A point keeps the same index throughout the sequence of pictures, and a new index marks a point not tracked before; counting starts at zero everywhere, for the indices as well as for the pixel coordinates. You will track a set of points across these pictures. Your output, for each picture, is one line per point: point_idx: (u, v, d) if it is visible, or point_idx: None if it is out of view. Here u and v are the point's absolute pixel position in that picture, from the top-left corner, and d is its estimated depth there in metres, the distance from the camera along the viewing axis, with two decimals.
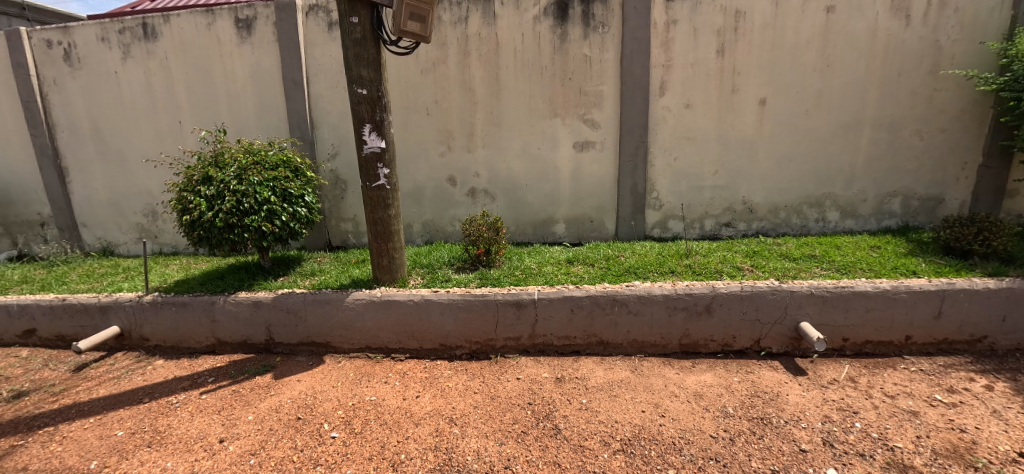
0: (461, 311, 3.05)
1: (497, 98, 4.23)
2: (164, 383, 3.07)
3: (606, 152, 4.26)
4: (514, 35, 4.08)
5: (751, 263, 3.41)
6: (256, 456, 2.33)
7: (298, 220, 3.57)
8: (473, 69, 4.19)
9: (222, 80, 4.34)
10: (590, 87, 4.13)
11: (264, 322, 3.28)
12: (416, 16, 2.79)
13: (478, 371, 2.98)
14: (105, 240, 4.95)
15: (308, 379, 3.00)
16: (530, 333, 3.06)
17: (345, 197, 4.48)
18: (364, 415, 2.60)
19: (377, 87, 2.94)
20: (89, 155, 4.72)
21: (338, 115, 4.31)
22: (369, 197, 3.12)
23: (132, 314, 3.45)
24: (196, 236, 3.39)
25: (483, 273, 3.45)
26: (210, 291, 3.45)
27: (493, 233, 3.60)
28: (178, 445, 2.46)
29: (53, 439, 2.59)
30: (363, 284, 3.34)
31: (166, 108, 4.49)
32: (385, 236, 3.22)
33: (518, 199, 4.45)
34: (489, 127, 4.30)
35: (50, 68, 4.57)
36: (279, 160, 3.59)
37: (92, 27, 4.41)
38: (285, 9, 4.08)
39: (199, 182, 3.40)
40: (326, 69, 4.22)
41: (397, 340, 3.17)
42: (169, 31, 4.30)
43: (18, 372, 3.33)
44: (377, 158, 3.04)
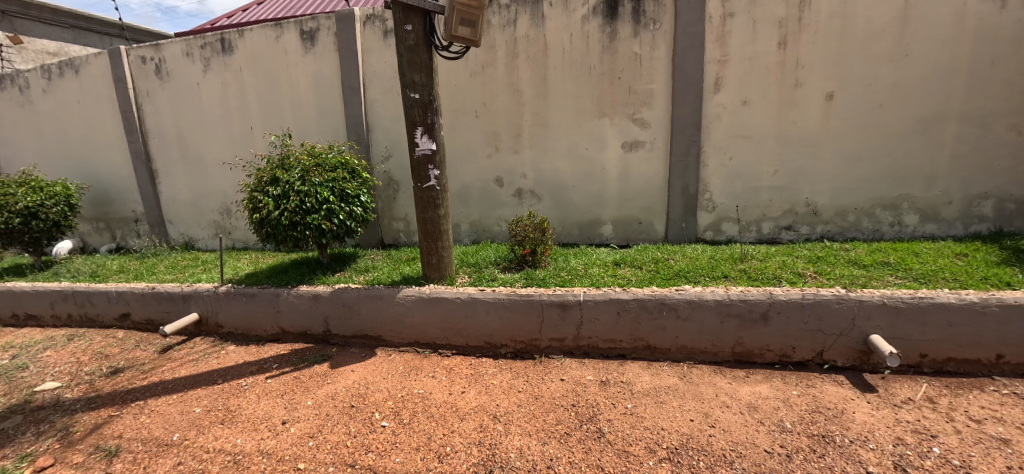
0: (506, 311, 3.09)
1: (544, 98, 4.24)
2: (235, 367, 3.35)
3: (656, 152, 4.14)
4: (562, 36, 4.08)
5: (815, 270, 3.19)
6: (314, 439, 2.50)
7: (354, 219, 3.77)
8: (520, 71, 4.24)
9: (288, 88, 4.66)
10: (639, 85, 4.04)
11: (322, 314, 3.49)
12: (466, 20, 2.86)
13: (523, 370, 3.01)
14: (187, 235, 5.46)
15: (361, 369, 3.16)
16: (574, 334, 3.04)
17: (397, 197, 4.66)
18: (412, 407, 2.70)
19: (428, 91, 3.05)
20: (174, 160, 5.23)
21: (391, 119, 4.50)
22: (420, 197, 3.24)
23: (208, 303, 3.79)
24: (264, 232, 3.67)
25: (529, 273, 3.48)
26: (276, 283, 3.72)
27: (539, 234, 3.62)
28: (246, 425, 2.68)
29: (143, 412, 2.92)
30: (413, 281, 3.47)
31: (239, 115, 4.89)
32: (434, 235, 3.33)
33: (564, 199, 4.43)
34: (536, 128, 4.32)
35: (144, 82, 5.12)
36: (337, 162, 3.82)
37: (179, 44, 4.89)
38: (344, 20, 4.31)
39: (267, 183, 3.67)
40: (381, 75, 4.41)
41: (444, 336, 3.26)
42: (243, 45, 4.68)
43: (115, 351, 3.77)
44: (428, 159, 3.15)
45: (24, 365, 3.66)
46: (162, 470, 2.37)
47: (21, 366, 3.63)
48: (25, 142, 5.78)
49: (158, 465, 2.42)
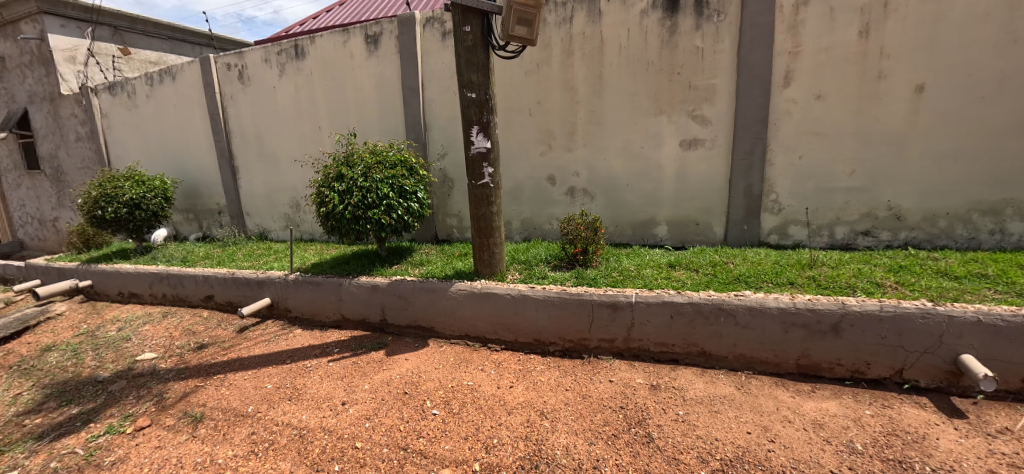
0: (556, 309, 3.09)
1: (599, 96, 4.19)
2: (301, 349, 3.62)
3: (717, 150, 3.95)
4: (619, 31, 4.00)
5: (896, 280, 2.91)
6: (370, 421, 2.65)
7: (411, 214, 3.93)
8: (575, 68, 4.20)
9: (353, 90, 4.93)
10: (700, 81, 3.87)
11: (380, 304, 3.68)
12: (523, 20, 2.89)
13: (572, 369, 3.00)
14: (261, 226, 5.94)
15: (414, 358, 3.29)
16: (625, 336, 2.99)
17: (451, 194, 4.79)
18: (461, 397, 2.78)
19: (484, 90, 3.12)
20: (253, 157, 5.71)
21: (448, 118, 4.62)
22: (473, 194, 3.32)
23: (279, 289, 4.11)
24: (329, 225, 3.92)
25: (580, 272, 3.45)
26: (339, 273, 3.96)
27: (591, 233, 3.59)
28: (311, 402, 2.89)
29: (223, 384, 3.23)
30: (465, 276, 3.55)
31: (309, 115, 5.24)
32: (487, 232, 3.40)
33: (617, 198, 4.35)
34: (589, 126, 4.28)
35: (228, 86, 5.62)
36: (397, 159, 3.99)
37: (259, 51, 5.33)
38: (406, 23, 4.49)
39: (333, 179, 3.92)
40: (439, 75, 4.54)
41: (494, 331, 3.32)
42: (314, 50, 5.01)
43: (201, 328, 4.20)
44: (483, 157, 3.21)
45: (129, 337, 4.19)
46: (239, 438, 2.63)
47: (126, 338, 4.15)
48: (132, 141, 6.56)
49: (236, 433, 2.68)
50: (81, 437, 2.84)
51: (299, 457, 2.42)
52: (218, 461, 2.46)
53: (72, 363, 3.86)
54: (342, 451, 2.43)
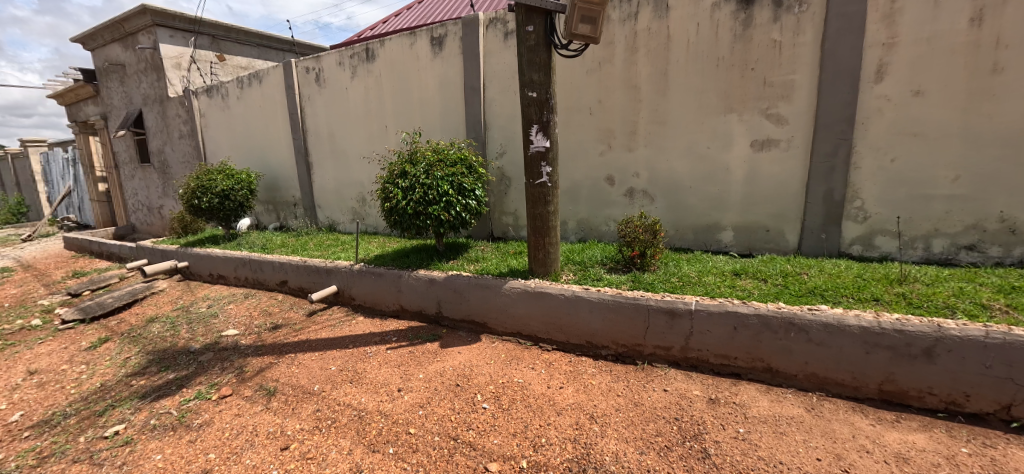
0: (610, 312, 3.03)
1: (663, 94, 4.04)
2: (362, 335, 3.84)
3: (793, 151, 3.67)
4: (687, 26, 3.84)
5: (1008, 302, 2.54)
6: (423, 409, 2.76)
7: (468, 211, 4.04)
8: (639, 66, 4.09)
9: (418, 90, 5.14)
10: (777, 77, 3.61)
11: (436, 297, 3.81)
12: (587, 18, 2.86)
13: (624, 374, 2.93)
14: (331, 219, 6.35)
15: (467, 352, 3.38)
16: (682, 345, 2.86)
17: (508, 192, 4.83)
18: (511, 394, 2.81)
19: (545, 89, 3.12)
20: (326, 154, 6.13)
21: (507, 117, 4.65)
22: (531, 193, 3.35)
23: (345, 278, 4.39)
24: (392, 219, 4.12)
25: (637, 276, 3.36)
26: (399, 266, 4.15)
27: (650, 236, 3.48)
28: (370, 386, 3.06)
29: (293, 363, 3.50)
30: (519, 274, 3.58)
31: (377, 115, 5.53)
32: (543, 231, 3.41)
33: (679, 201, 4.18)
34: (652, 126, 4.14)
35: (306, 88, 6.07)
36: (457, 158, 4.11)
37: (334, 55, 5.71)
38: (470, 24, 4.59)
39: (397, 175, 4.11)
40: (500, 75, 4.58)
41: (546, 331, 3.32)
42: (384, 52, 5.28)
43: (276, 310, 4.59)
44: (541, 157, 3.22)
45: (216, 314, 4.67)
46: (305, 413, 2.85)
47: (214, 315, 4.64)
48: (224, 138, 7.28)
49: (303, 409, 2.90)
50: (176, 399, 3.21)
51: (357, 437, 2.57)
52: (287, 433, 2.68)
53: (170, 333, 4.38)
54: (397, 435, 2.55)
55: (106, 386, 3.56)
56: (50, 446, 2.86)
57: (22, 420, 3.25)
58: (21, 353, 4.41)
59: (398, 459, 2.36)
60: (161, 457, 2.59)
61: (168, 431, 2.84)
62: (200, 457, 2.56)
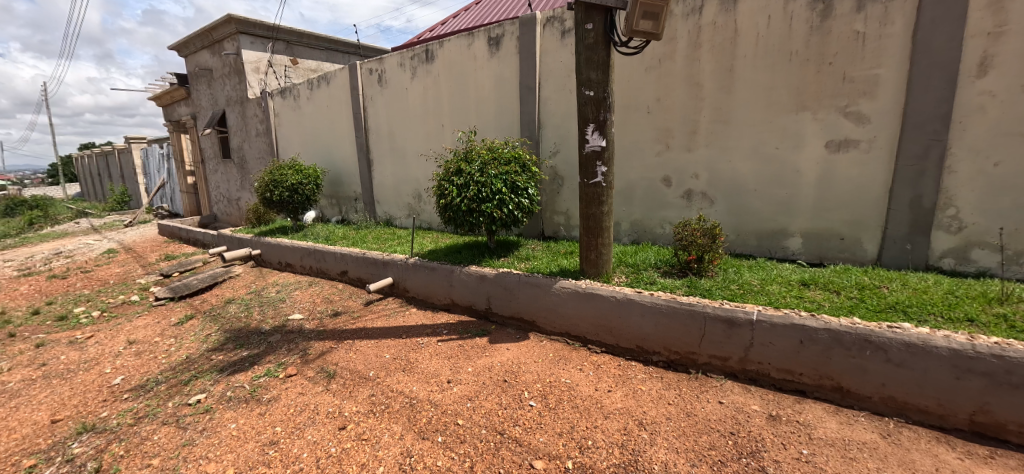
0: (663, 317, 2.94)
1: (727, 92, 3.85)
2: (415, 326, 3.99)
3: (875, 153, 3.35)
4: (756, 20, 3.63)
5: None
6: (471, 402, 2.82)
7: (521, 209, 4.07)
8: (701, 63, 3.92)
9: (474, 90, 5.24)
10: (859, 71, 3.32)
11: (486, 293, 3.88)
12: (649, 13, 2.79)
13: (676, 383, 2.83)
14: (388, 214, 6.65)
15: (515, 349, 3.41)
16: (741, 356, 2.72)
17: (560, 192, 4.81)
18: (559, 394, 2.80)
19: (603, 88, 3.09)
20: (385, 152, 6.42)
21: (562, 116, 4.63)
22: (585, 193, 3.33)
23: (401, 271, 4.58)
24: (446, 215, 4.24)
25: (693, 281, 3.23)
26: (452, 261, 4.28)
27: (709, 240, 3.34)
28: (421, 376, 3.18)
29: (351, 349, 3.71)
30: (570, 274, 3.56)
31: (434, 114, 5.71)
32: (596, 231, 3.37)
33: (742, 204, 3.98)
34: (714, 125, 3.96)
35: (369, 88, 6.38)
36: (511, 156, 4.15)
37: (395, 57, 5.95)
38: (527, 24, 4.61)
39: (453, 173, 4.23)
40: (556, 73, 4.55)
41: (595, 333, 3.28)
42: (442, 53, 5.44)
43: (336, 298, 4.88)
44: (597, 156, 3.20)
45: (284, 299, 5.04)
46: (361, 397, 3.01)
47: (283, 300, 5.02)
48: (295, 136, 7.83)
49: (359, 392, 3.07)
50: (249, 375, 3.51)
51: (408, 423, 2.68)
52: (345, 414, 2.85)
53: (244, 314, 4.79)
54: (445, 425, 2.63)
55: (191, 358, 3.96)
56: (145, 408, 3.23)
57: (123, 383, 3.69)
58: (123, 325, 5.01)
59: (446, 447, 2.44)
60: (235, 426, 2.85)
61: (241, 403, 3.12)
62: (268, 429, 2.78)
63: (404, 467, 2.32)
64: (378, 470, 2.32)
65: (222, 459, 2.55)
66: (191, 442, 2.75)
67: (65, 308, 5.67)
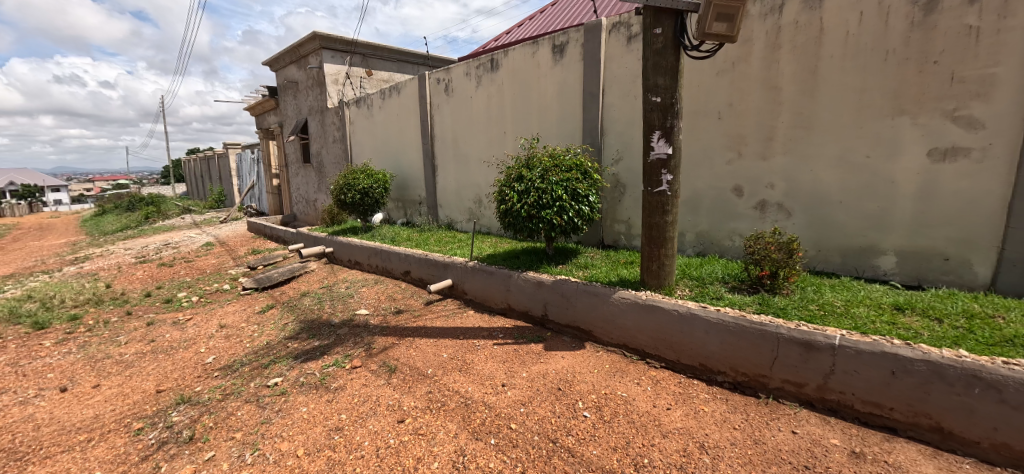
0: (731, 336, 2.77)
1: (810, 95, 3.57)
2: (472, 328, 4.09)
3: (991, 163, 2.93)
4: (846, 17, 3.34)
5: None
6: (525, 407, 2.83)
7: (581, 217, 4.05)
8: (781, 65, 3.68)
9: (537, 97, 5.31)
10: (972, 71, 2.92)
11: (543, 300, 3.90)
12: (723, 15, 2.67)
13: (743, 406, 2.65)
14: (449, 218, 6.88)
15: (570, 357, 3.39)
16: (819, 384, 2.49)
17: (622, 200, 4.70)
18: (614, 407, 2.74)
19: (671, 94, 3.01)
20: (449, 158, 6.67)
21: (625, 123, 4.54)
22: (648, 202, 3.24)
23: (460, 273, 4.72)
24: (506, 221, 4.32)
25: (765, 298, 3.02)
26: (510, 266, 4.34)
27: (784, 255, 3.10)
28: (477, 377, 3.25)
29: (411, 346, 3.88)
30: (630, 285, 3.47)
31: (497, 121, 5.85)
32: (659, 242, 3.26)
33: (824, 217, 3.66)
34: (793, 131, 3.69)
35: (436, 97, 6.67)
36: (573, 164, 4.14)
37: (462, 66, 6.18)
38: (592, 31, 4.59)
39: (514, 179, 4.30)
40: (620, 79, 4.48)
41: (655, 347, 3.17)
42: (507, 62, 5.57)
43: (399, 296, 5.14)
44: (662, 164, 3.11)
45: (352, 295, 5.39)
46: (419, 393, 3.13)
47: (351, 295, 5.36)
48: (367, 143, 8.36)
49: (418, 388, 3.20)
50: (320, 363, 3.80)
51: (463, 422, 2.76)
52: (403, 408, 2.98)
53: (317, 307, 5.19)
54: (499, 427, 2.67)
55: (271, 344, 4.35)
56: (231, 386, 3.60)
57: (214, 362, 4.14)
58: (216, 310, 5.63)
59: (498, 450, 2.47)
60: (306, 410, 3.09)
61: (312, 389, 3.37)
62: (334, 415, 2.98)
63: (457, 465, 2.38)
64: (432, 466, 2.40)
65: (294, 439, 2.77)
66: (268, 421, 3.02)
67: (171, 292, 6.48)
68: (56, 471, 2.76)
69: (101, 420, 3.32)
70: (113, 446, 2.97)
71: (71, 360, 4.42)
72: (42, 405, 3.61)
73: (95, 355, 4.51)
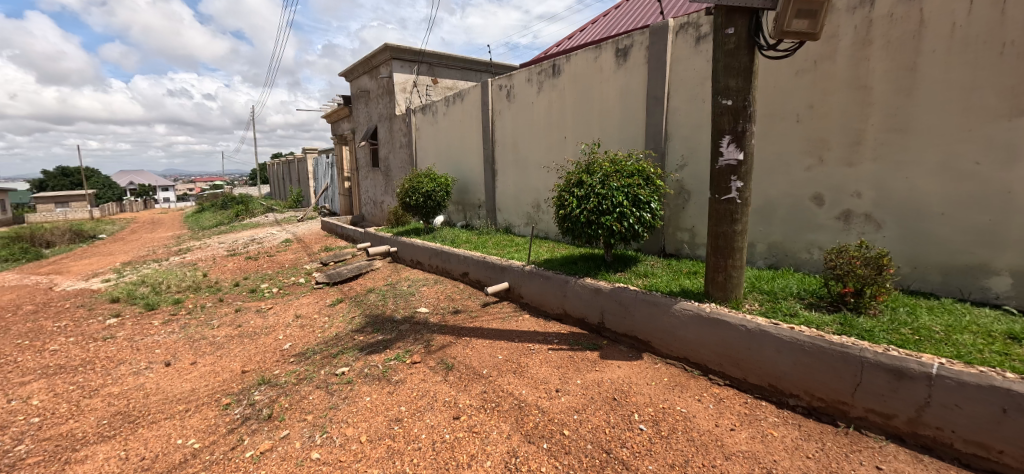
0: (806, 356, 2.56)
1: (905, 95, 3.22)
2: (527, 332, 4.13)
3: None
4: (953, 7, 2.98)
5: None
6: (579, 414, 2.81)
7: (642, 224, 3.95)
8: (871, 62, 3.35)
9: (598, 101, 5.26)
10: None
11: (600, 307, 3.84)
12: (805, 11, 2.49)
13: (818, 434, 2.44)
14: (508, 222, 7.00)
15: (626, 368, 3.31)
16: (912, 417, 2.23)
17: (686, 207, 4.52)
18: (672, 422, 2.64)
19: (743, 96, 2.86)
20: (509, 163, 6.79)
21: (692, 127, 4.37)
22: (716, 210, 3.10)
23: (517, 277, 4.78)
24: (564, 226, 4.31)
25: (848, 318, 2.76)
26: (567, 272, 4.33)
27: (872, 272, 2.82)
28: (531, 381, 3.28)
29: (468, 345, 3.99)
30: (692, 296, 3.33)
31: (557, 126, 5.87)
32: (726, 252, 3.10)
33: (921, 230, 3.27)
34: (885, 135, 3.35)
35: (498, 103, 6.83)
36: (635, 169, 4.06)
37: (524, 73, 6.28)
38: (658, 33, 4.46)
39: (573, 184, 4.28)
40: (687, 82, 4.32)
41: (719, 363, 3.01)
42: (569, 67, 5.58)
43: (457, 297, 5.31)
44: (732, 171, 2.97)
45: (413, 293, 5.65)
46: (474, 392, 3.22)
47: (412, 294, 5.63)
48: (431, 148, 8.74)
49: (473, 387, 3.29)
50: (383, 356, 4.02)
51: (516, 424, 2.79)
52: (459, 405, 3.08)
53: (382, 303, 5.50)
54: (551, 432, 2.68)
55: (339, 335, 4.69)
56: (305, 372, 3.93)
57: (291, 348, 4.54)
58: (292, 301, 6.15)
59: (550, 455, 2.48)
60: (370, 400, 3.29)
61: (375, 380, 3.59)
62: (394, 407, 3.15)
63: (510, 466, 2.42)
64: (485, 464, 2.46)
65: (358, 426, 2.97)
66: (335, 407, 3.25)
67: (255, 283, 7.18)
68: (161, 434, 3.17)
69: (197, 393, 3.76)
70: (206, 417, 3.35)
71: (175, 339, 5.05)
72: (151, 376, 4.16)
73: (193, 336, 5.12)
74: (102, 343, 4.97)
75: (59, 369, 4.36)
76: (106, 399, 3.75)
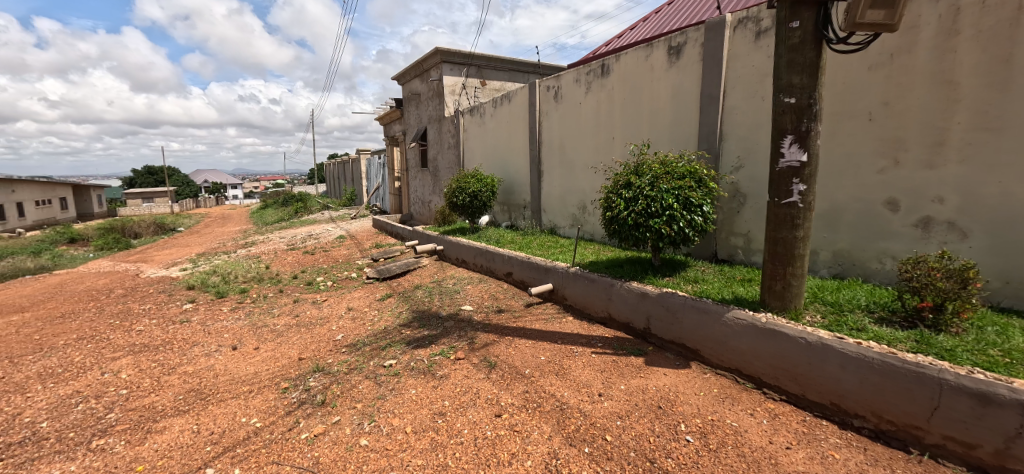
0: (875, 375, 2.36)
1: (1000, 90, 2.89)
2: (571, 334, 4.11)
3: None
4: None
5: None
6: (622, 420, 2.76)
7: (693, 227, 3.81)
8: (959, 54, 3.04)
9: (649, 101, 5.13)
10: None
11: (646, 312, 3.75)
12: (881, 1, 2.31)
13: (887, 460, 2.25)
14: (552, 223, 6.99)
15: (673, 376, 3.21)
16: (999, 448, 2.00)
17: (741, 211, 4.31)
18: (722, 436, 2.53)
19: (808, 94, 2.69)
20: (555, 163, 6.78)
21: (749, 127, 4.17)
22: (775, 214, 2.93)
23: (561, 279, 4.77)
24: (611, 228, 4.25)
25: (925, 335, 2.52)
26: (613, 275, 4.27)
27: (955, 285, 2.55)
28: (573, 383, 3.26)
29: (511, 345, 4.04)
30: (746, 304, 3.17)
31: (605, 126, 5.79)
32: (785, 259, 2.93)
33: (1017, 240, 2.92)
34: (975, 134, 3.02)
35: (545, 104, 6.84)
36: (686, 171, 3.93)
37: (572, 73, 6.25)
38: (714, 28, 4.28)
39: (621, 186, 4.20)
40: (746, 79, 4.12)
41: (774, 376, 2.85)
42: (618, 66, 5.48)
43: (501, 296, 5.37)
44: (793, 173, 2.80)
45: (458, 291, 5.78)
46: (516, 391, 3.25)
47: (457, 291, 5.76)
48: (478, 149, 8.89)
49: (515, 386, 3.32)
50: (428, 351, 4.16)
51: (557, 426, 2.79)
52: (500, 404, 3.12)
53: (428, 299, 5.68)
54: (593, 436, 2.65)
55: (387, 329, 4.89)
56: (355, 362, 4.13)
57: (343, 339, 4.79)
58: (345, 294, 6.50)
59: (592, 459, 2.46)
60: (415, 392, 3.41)
61: (420, 373, 3.71)
62: (438, 401, 3.25)
63: (550, 467, 2.43)
64: (526, 463, 2.48)
65: (404, 417, 3.09)
66: (383, 397, 3.40)
67: (312, 276, 7.64)
68: (228, 412, 3.46)
69: (260, 376, 4.07)
70: (267, 399, 3.61)
71: (241, 325, 5.48)
72: (220, 358, 4.54)
73: (257, 323, 5.53)
74: (179, 326, 5.50)
75: (144, 348, 4.86)
76: (182, 377, 4.14)
